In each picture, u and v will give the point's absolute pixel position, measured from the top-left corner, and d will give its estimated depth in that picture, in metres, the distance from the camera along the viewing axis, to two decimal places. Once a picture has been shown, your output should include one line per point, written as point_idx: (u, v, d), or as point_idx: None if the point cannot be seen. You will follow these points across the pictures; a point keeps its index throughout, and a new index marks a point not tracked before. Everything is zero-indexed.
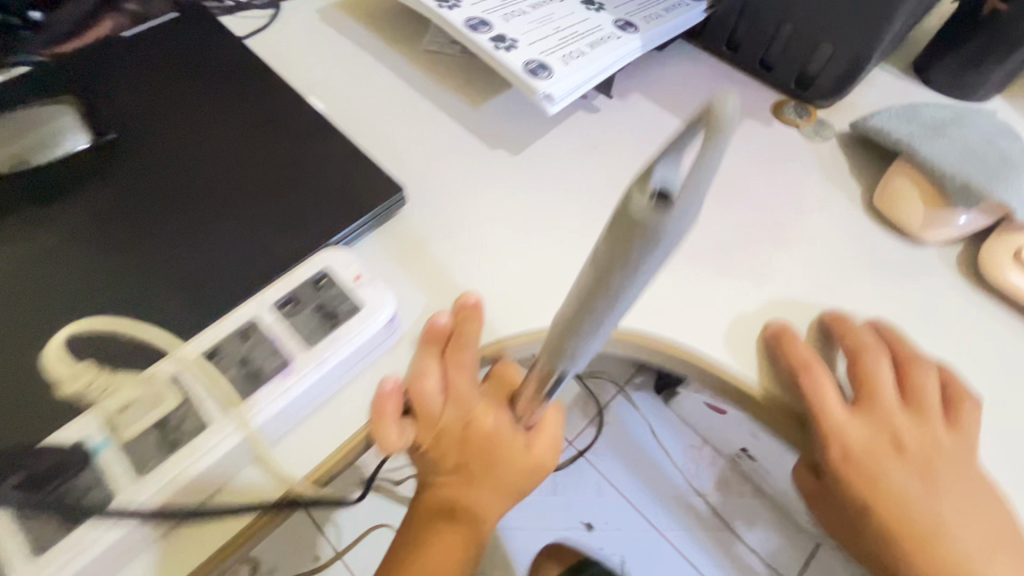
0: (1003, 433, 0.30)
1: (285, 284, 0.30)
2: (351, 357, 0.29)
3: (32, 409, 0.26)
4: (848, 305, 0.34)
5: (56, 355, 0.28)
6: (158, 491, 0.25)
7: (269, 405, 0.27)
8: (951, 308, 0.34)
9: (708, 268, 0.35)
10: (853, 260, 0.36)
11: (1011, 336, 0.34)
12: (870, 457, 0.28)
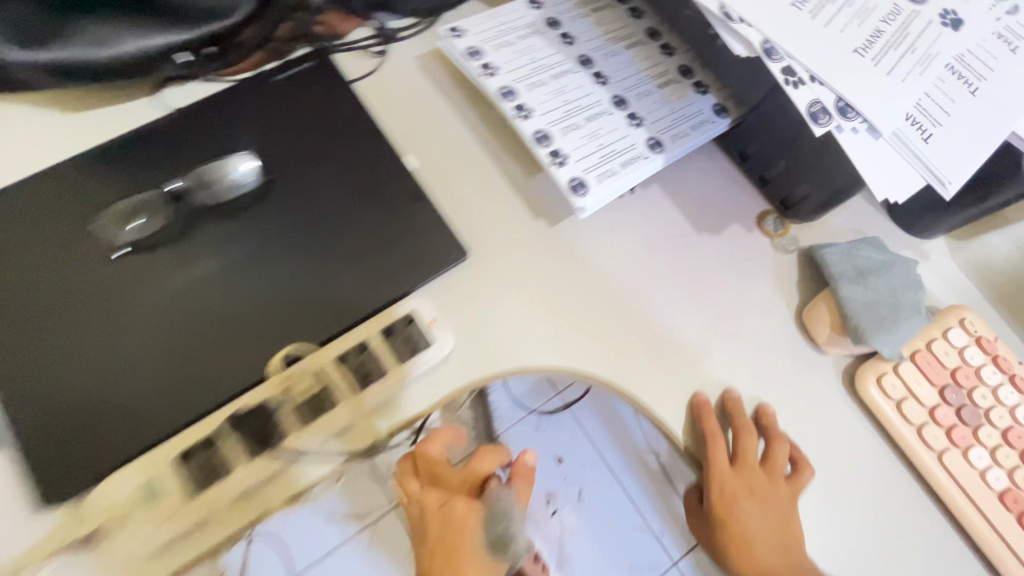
0: (821, 488, 0.48)
1: (388, 319, 0.47)
2: (423, 372, 0.46)
3: (233, 373, 0.45)
4: (753, 387, 0.51)
5: (245, 341, 0.46)
6: (309, 435, 0.43)
7: (374, 395, 0.45)
8: (822, 403, 0.51)
9: (664, 344, 0.52)
10: (767, 356, 0.52)
11: (854, 428, 0.51)
12: (733, 493, 0.47)
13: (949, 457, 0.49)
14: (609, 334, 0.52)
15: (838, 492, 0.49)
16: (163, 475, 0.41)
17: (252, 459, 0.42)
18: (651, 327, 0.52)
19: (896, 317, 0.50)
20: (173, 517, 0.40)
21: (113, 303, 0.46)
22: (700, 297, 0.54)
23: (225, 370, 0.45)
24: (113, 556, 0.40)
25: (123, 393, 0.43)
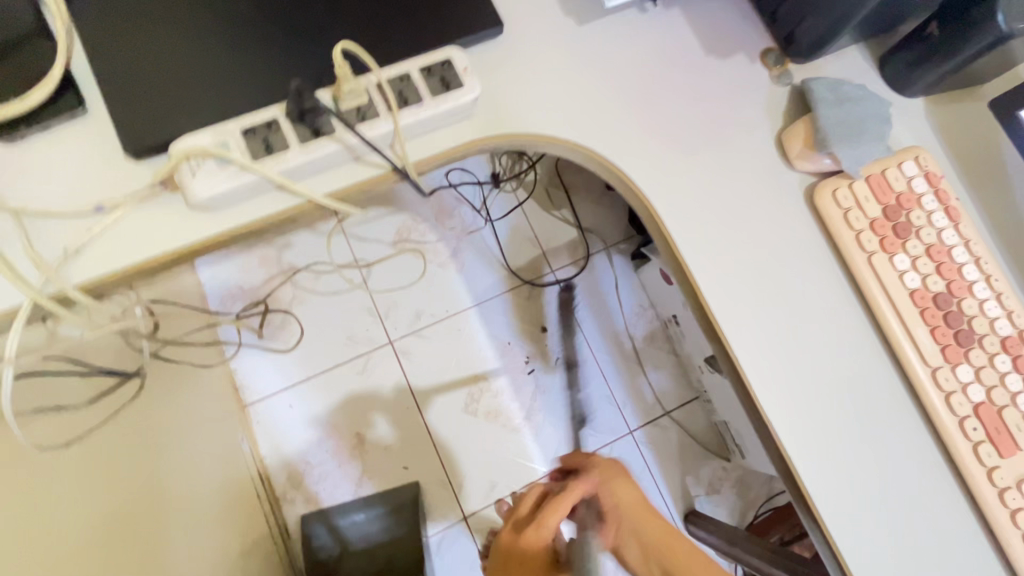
0: (762, 268, 0.59)
1: (428, 60, 0.55)
2: (452, 110, 0.55)
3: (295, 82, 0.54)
4: (724, 185, 0.61)
5: (308, 62, 0.54)
6: (353, 137, 0.53)
7: (410, 117, 0.53)
8: (779, 207, 0.61)
9: (656, 139, 0.61)
10: (741, 164, 0.61)
11: (802, 231, 0.60)
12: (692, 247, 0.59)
13: (877, 259, 0.58)
14: (613, 121, 0.60)
15: (776, 275, 0.59)
16: (232, 135, 0.51)
17: (307, 144, 0.52)
18: (649, 124, 0.61)
19: (857, 139, 0.59)
20: (239, 169, 0.50)
21: (201, 6, 0.54)
22: (696, 109, 0.62)
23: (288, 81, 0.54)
24: (186, 190, 0.51)
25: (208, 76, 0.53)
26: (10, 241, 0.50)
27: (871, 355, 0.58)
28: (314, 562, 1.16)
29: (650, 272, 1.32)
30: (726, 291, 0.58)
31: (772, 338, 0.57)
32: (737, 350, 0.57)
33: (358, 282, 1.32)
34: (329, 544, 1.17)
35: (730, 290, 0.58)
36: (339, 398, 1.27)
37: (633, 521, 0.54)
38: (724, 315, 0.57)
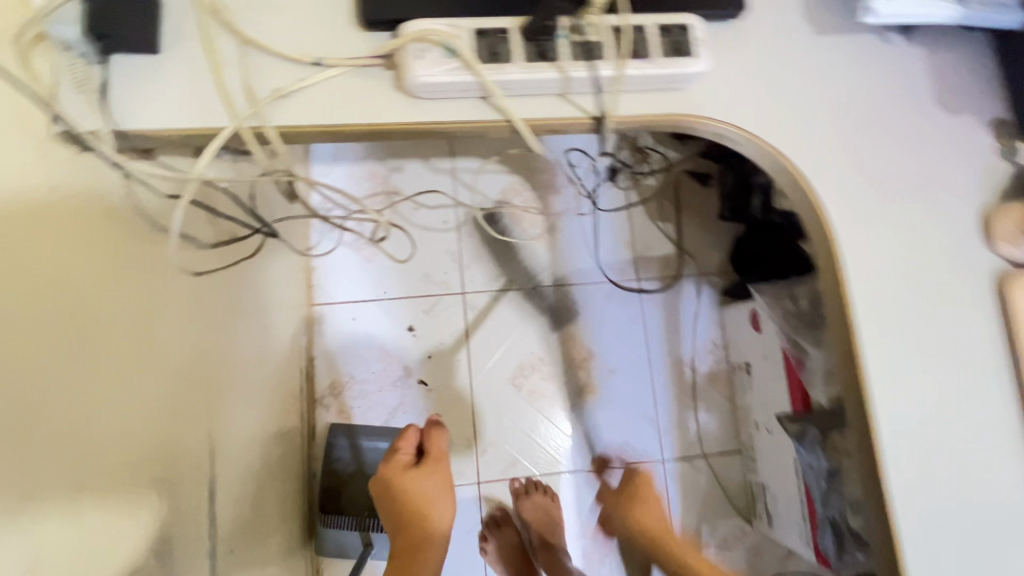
0: (925, 339, 0.56)
1: (668, 20, 0.53)
2: (677, 76, 0.53)
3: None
4: (913, 243, 0.57)
5: None
6: (575, 72, 0.51)
7: (634, 70, 0.52)
8: (962, 285, 0.57)
9: (858, 174, 0.58)
10: (935, 229, 0.58)
11: (978, 316, 0.56)
12: (861, 291, 0.56)
13: None
14: (820, 141, 0.57)
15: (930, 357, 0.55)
16: (464, 33, 0.51)
17: (529, 64, 0.51)
18: (855, 157, 0.58)
19: None
20: (462, 66, 0.50)
21: None
22: (907, 157, 0.58)
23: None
24: (403, 70, 0.51)
25: None
26: (232, 66, 0.52)
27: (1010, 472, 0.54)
28: (327, 470, 1.18)
29: (738, 312, 1.28)
30: (882, 347, 0.55)
31: (919, 413, 0.54)
32: (878, 409, 0.54)
33: (451, 225, 1.33)
34: (347, 459, 1.19)
35: (887, 348, 0.55)
36: (398, 328, 1.28)
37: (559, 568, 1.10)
38: (874, 371, 0.55)
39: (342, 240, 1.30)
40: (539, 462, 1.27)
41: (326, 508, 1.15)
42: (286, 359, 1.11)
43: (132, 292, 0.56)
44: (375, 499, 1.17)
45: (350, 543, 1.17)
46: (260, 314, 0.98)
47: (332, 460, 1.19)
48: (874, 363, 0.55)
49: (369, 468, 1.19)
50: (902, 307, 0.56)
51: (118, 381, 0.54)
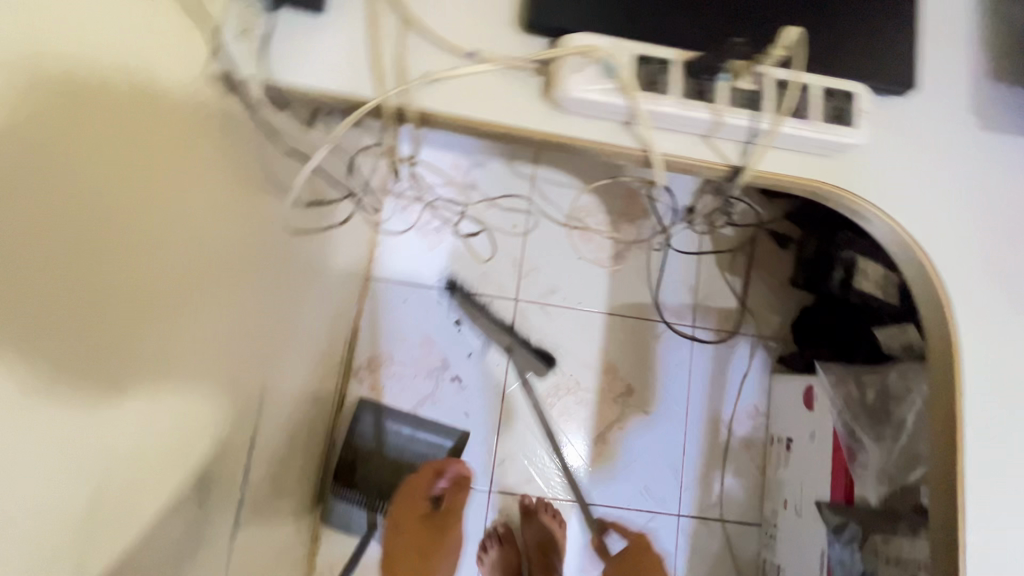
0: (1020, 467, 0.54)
1: (835, 84, 0.51)
2: (832, 144, 0.51)
3: (700, 35, 0.51)
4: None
5: (721, 23, 0.51)
6: (729, 118, 0.50)
7: (790, 129, 0.50)
8: None
9: (988, 283, 0.55)
10: None
11: None
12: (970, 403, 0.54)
13: None
14: (959, 241, 0.55)
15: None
16: (626, 56, 0.49)
17: (685, 100, 0.49)
18: (988, 265, 0.55)
19: None
20: (618, 88, 0.49)
21: None
22: None
23: (695, 32, 0.51)
24: (557, 80, 0.50)
25: None
26: (388, 39, 0.51)
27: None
28: (347, 442, 1.19)
29: (789, 384, 1.24)
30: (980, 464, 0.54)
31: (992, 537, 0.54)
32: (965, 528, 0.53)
33: (518, 231, 1.32)
34: (368, 436, 1.20)
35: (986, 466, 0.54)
36: (446, 319, 1.28)
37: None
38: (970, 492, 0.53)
39: (410, 221, 1.30)
40: (555, 485, 1.25)
41: (340, 479, 1.15)
42: (335, 326, 1.12)
43: (222, 174, 0.53)
44: (388, 481, 1.17)
45: (354, 519, 1.17)
46: (323, 277, 0.98)
47: (354, 433, 1.19)
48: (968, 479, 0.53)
49: (388, 449, 1.19)
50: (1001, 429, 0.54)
51: (197, 261, 0.51)
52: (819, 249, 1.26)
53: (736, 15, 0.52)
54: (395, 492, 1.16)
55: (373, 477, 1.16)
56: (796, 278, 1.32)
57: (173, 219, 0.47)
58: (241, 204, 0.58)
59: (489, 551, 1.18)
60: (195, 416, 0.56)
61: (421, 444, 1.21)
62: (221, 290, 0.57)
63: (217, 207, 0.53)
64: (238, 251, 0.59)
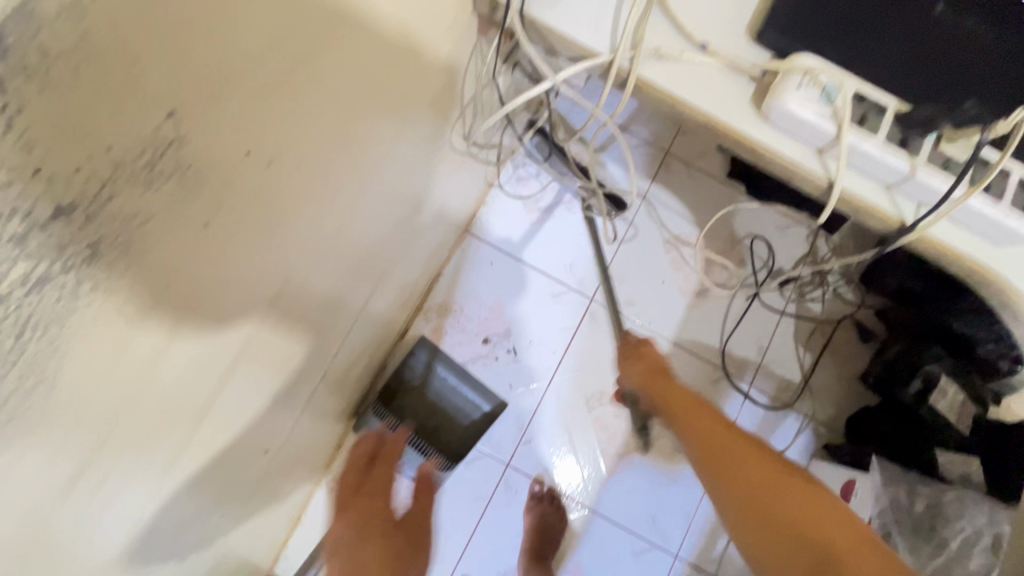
0: None
1: None
2: (1017, 234, 0.52)
3: (919, 94, 0.53)
4: None
5: (946, 89, 0.52)
6: (924, 175, 0.52)
7: (980, 205, 0.51)
8: None
9: None
10: None
11: None
12: None
13: None
14: None
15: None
16: (848, 88, 0.52)
17: (887, 146, 0.52)
18: None
19: None
20: (831, 115, 0.52)
21: None
22: None
23: (916, 91, 0.53)
24: (775, 90, 0.53)
25: (863, 34, 0.53)
26: (633, 7, 0.56)
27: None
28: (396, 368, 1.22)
29: (828, 472, 1.22)
30: None
31: None
32: None
33: (614, 237, 1.34)
34: (417, 370, 1.23)
35: None
36: (523, 294, 1.31)
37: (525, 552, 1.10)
38: None
39: (520, 193, 1.34)
40: (569, 482, 1.27)
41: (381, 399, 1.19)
42: (426, 261, 1.18)
43: (404, 97, 0.60)
44: (421, 419, 1.19)
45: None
46: (435, 211, 1.03)
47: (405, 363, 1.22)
48: None
49: (431, 390, 1.21)
50: None
51: (360, 163, 0.57)
52: (901, 355, 1.24)
53: (966, 86, 0.52)
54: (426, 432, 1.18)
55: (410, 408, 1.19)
56: (868, 374, 1.31)
57: (370, 113, 0.54)
58: (404, 128, 0.64)
59: (484, 516, 1.25)
60: (301, 297, 0.61)
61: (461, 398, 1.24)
62: (360, 199, 0.62)
63: (393, 120, 0.60)
64: (385, 169, 0.65)
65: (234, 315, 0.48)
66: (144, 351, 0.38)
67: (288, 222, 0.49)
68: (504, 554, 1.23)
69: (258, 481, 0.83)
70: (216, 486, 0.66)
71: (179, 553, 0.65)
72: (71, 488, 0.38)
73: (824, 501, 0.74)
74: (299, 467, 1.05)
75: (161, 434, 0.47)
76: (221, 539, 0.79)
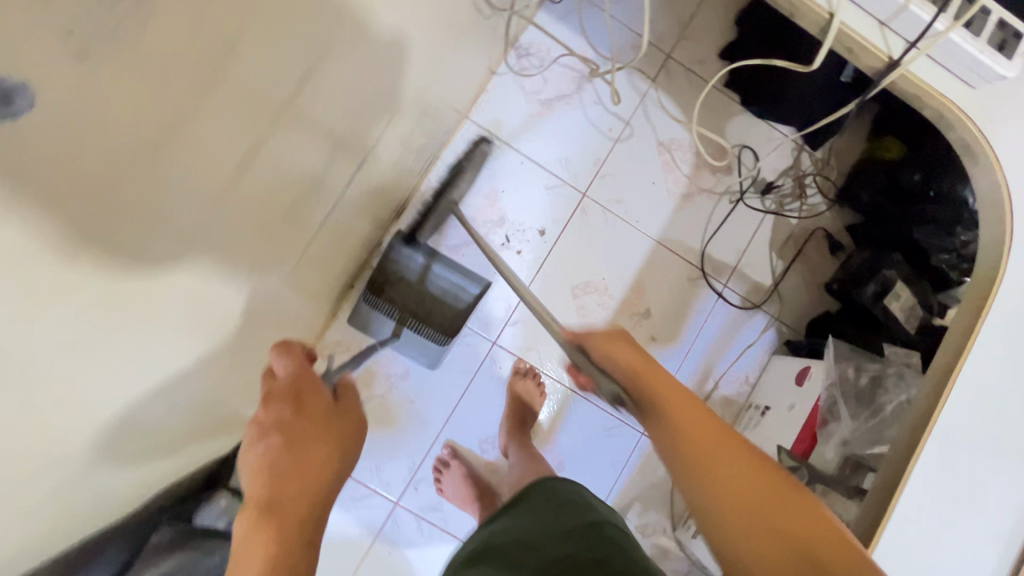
0: (971, 404, 0.70)
1: (1008, 18, 0.58)
2: (988, 71, 0.58)
3: None
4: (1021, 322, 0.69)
5: None
6: (916, 6, 0.56)
7: (962, 38, 0.57)
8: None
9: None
10: None
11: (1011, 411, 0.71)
12: (701, 421, 0.67)
13: None
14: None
15: (970, 428, 0.70)
16: None
17: None
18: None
19: None
20: None
21: None
22: None
23: None
24: None
25: None
26: None
27: (990, 553, 0.71)
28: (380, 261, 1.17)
29: (785, 363, 1.34)
30: (730, 456, 0.63)
31: (949, 471, 0.70)
32: (932, 437, 0.70)
33: (610, 135, 1.38)
34: (414, 267, 1.17)
35: (728, 444, 0.64)
36: (518, 181, 1.35)
37: (518, 466, 1.16)
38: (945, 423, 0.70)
39: (522, 83, 1.34)
40: (550, 362, 1.36)
41: (371, 291, 1.15)
42: (427, 135, 1.17)
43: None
44: (413, 306, 1.15)
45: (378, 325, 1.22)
46: (435, 75, 1.02)
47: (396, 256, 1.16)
48: (736, 444, 0.65)
49: (428, 279, 1.16)
50: (726, 427, 0.67)
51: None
52: (866, 261, 1.33)
53: None
54: (421, 316, 1.15)
55: (400, 296, 1.14)
56: (832, 282, 1.40)
57: None
58: None
59: (468, 391, 1.32)
60: (318, 104, 0.62)
61: (448, 283, 1.17)
62: (372, 23, 0.63)
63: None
64: None
65: (255, 86, 0.47)
66: (247, 140, 0.50)
67: (328, 12, 0.51)
68: (486, 424, 1.32)
69: (262, 317, 0.85)
70: (237, 288, 0.68)
71: (199, 363, 0.67)
72: (143, 178, 0.39)
73: (737, 441, 0.65)
74: (299, 322, 1.08)
75: (225, 160, 0.48)
76: (234, 363, 0.82)
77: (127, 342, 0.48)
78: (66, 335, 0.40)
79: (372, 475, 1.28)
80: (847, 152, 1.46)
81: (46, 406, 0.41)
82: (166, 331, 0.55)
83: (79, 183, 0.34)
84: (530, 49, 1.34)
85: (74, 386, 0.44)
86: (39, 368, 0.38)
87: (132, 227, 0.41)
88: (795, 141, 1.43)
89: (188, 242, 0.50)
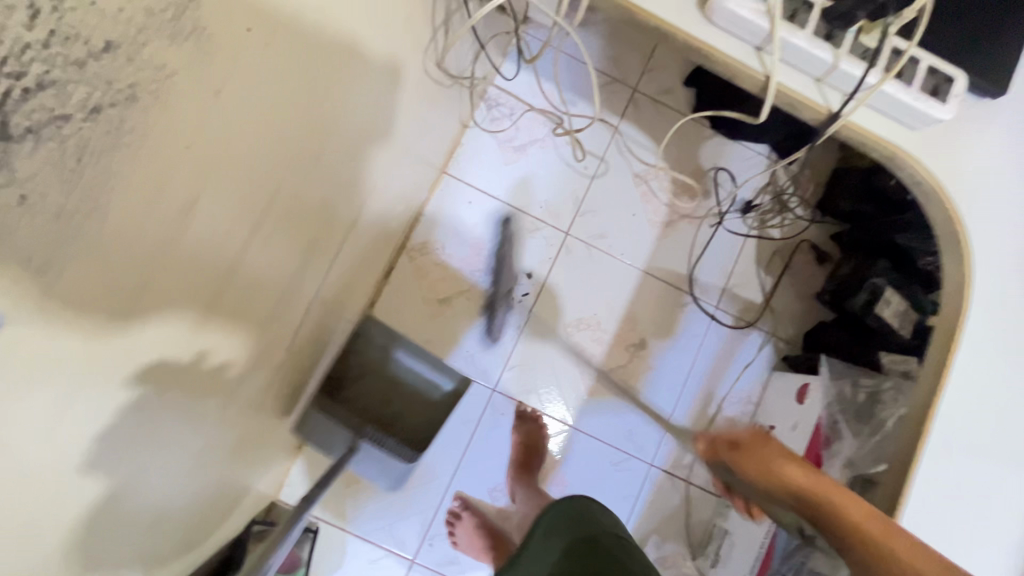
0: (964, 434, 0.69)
1: (936, 63, 0.60)
2: (923, 114, 0.60)
3: None
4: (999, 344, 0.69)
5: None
6: (845, 64, 0.59)
7: (893, 88, 0.59)
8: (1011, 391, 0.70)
9: (994, 269, 0.68)
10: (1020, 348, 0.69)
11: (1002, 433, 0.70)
12: (810, 481, 0.70)
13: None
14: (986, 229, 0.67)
15: (964, 457, 0.69)
16: None
17: (815, 40, 0.58)
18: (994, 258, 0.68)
19: None
20: (765, 11, 0.58)
21: None
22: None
23: None
24: None
25: None
26: None
27: None
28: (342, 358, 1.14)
29: (784, 380, 1.34)
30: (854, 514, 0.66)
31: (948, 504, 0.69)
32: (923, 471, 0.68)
33: (586, 173, 1.40)
34: (375, 359, 1.15)
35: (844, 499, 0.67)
36: (501, 227, 1.37)
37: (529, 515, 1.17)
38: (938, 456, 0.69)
39: (495, 134, 1.38)
40: (551, 403, 1.36)
41: (327, 393, 1.11)
42: (407, 197, 1.20)
43: (366, 41, 0.63)
44: (376, 409, 1.13)
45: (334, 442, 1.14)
46: (409, 144, 1.06)
47: (358, 350, 1.15)
48: (850, 497, 0.67)
49: (393, 373, 1.15)
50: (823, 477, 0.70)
51: (337, 91, 0.61)
52: (854, 270, 1.34)
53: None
54: (384, 423, 1.12)
55: (360, 397, 1.12)
56: (824, 293, 1.41)
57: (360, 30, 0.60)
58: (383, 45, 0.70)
59: (473, 440, 1.33)
60: (293, 214, 0.65)
61: (424, 381, 1.16)
62: (337, 132, 0.67)
63: (365, 56, 0.64)
64: (369, 83, 0.70)
65: (222, 224, 0.49)
66: (218, 272, 0.52)
67: (286, 141, 0.54)
68: (494, 472, 1.33)
69: (261, 403, 0.87)
70: (231, 391, 0.70)
71: (198, 465, 0.69)
72: (111, 338, 0.41)
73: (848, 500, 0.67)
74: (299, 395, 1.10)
75: (197, 294, 0.50)
76: (232, 452, 0.84)
77: (123, 476, 0.50)
78: (60, 493, 0.42)
79: (386, 534, 1.28)
80: (823, 163, 1.48)
81: (52, 550, 0.43)
82: (160, 452, 0.57)
83: (57, 359, 0.36)
84: (499, 100, 1.38)
85: (84, 509, 0.46)
86: (31, 531, 0.40)
87: (114, 368, 0.43)
88: (769, 157, 1.46)
89: (173, 369, 0.52)
